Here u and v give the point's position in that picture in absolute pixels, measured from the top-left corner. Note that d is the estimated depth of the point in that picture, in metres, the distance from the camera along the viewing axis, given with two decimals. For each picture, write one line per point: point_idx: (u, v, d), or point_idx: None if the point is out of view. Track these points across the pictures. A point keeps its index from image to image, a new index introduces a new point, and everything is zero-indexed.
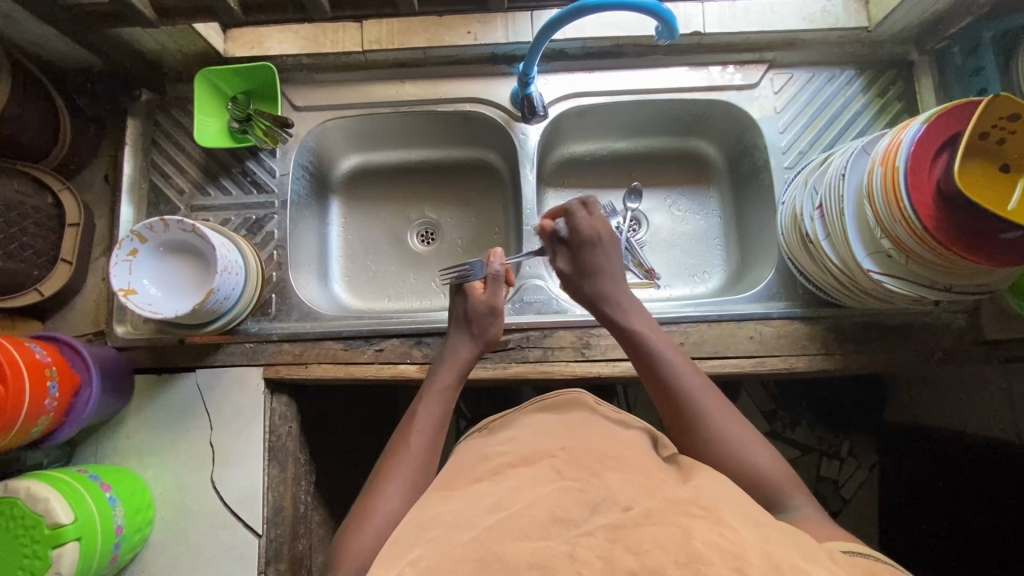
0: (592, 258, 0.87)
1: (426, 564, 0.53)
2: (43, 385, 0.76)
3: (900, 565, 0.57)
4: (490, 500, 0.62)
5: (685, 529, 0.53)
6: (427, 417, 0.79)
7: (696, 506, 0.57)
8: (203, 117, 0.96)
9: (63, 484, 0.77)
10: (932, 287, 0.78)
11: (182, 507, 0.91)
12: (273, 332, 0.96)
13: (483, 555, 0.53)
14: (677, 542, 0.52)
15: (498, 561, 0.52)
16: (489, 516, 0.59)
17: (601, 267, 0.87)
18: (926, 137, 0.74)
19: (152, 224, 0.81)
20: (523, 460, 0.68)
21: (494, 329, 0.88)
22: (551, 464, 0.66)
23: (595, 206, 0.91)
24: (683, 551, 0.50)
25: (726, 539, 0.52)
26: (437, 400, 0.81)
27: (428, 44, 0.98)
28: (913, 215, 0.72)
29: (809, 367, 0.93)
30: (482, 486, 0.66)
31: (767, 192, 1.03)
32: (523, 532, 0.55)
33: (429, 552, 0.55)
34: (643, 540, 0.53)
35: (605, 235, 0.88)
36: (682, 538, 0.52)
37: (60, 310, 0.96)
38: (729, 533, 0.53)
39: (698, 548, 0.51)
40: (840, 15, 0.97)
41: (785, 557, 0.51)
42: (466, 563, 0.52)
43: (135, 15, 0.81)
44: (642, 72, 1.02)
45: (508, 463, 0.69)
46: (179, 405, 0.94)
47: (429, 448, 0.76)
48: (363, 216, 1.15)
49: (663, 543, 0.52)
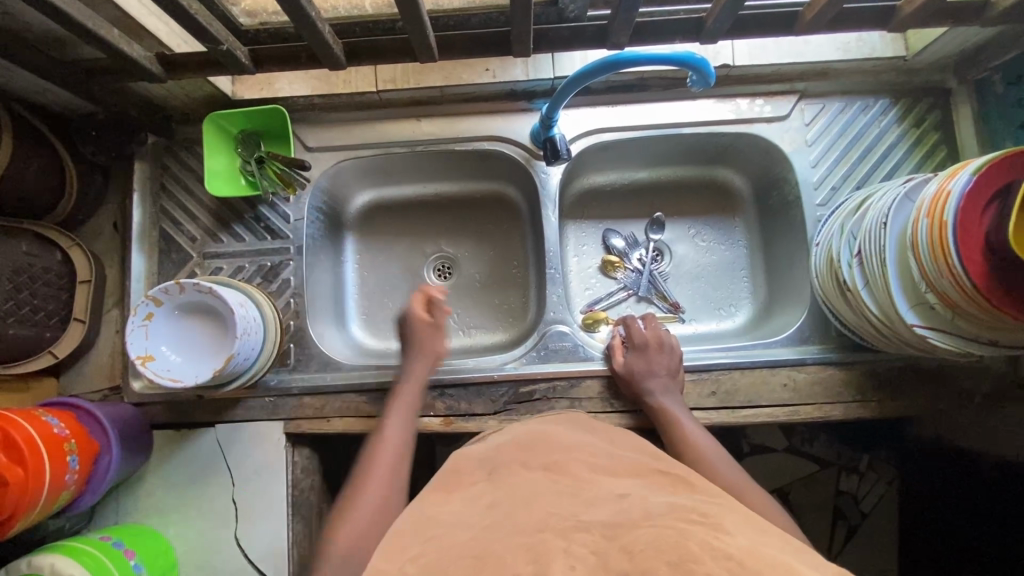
0: (643, 364, 0.89)
1: (424, 560, 0.55)
2: (62, 459, 0.74)
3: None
4: (486, 502, 0.64)
5: (682, 534, 0.52)
6: (401, 414, 0.84)
7: (695, 513, 0.56)
8: (212, 158, 0.93)
9: (86, 557, 0.76)
10: (977, 340, 0.75)
11: (208, 565, 0.90)
12: (293, 385, 0.93)
13: (480, 552, 0.55)
14: (672, 544, 0.51)
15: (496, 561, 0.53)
16: (485, 516, 0.61)
17: (658, 374, 0.88)
18: (975, 190, 0.70)
19: (168, 287, 0.78)
20: (519, 465, 0.69)
21: (442, 340, 0.93)
22: (549, 476, 0.67)
23: (649, 320, 0.97)
24: (675, 550, 0.49)
25: (718, 540, 0.51)
26: (399, 416, 0.84)
27: (445, 82, 0.94)
28: (962, 273, 0.68)
29: (844, 415, 0.90)
30: (479, 488, 0.67)
31: (797, 228, 1.00)
32: (522, 529, 0.57)
33: (428, 551, 0.57)
34: (639, 542, 0.52)
35: (665, 341, 0.93)
36: (678, 539, 0.51)
37: (74, 365, 0.94)
38: (724, 536, 0.52)
39: (690, 548, 0.50)
40: (877, 45, 0.93)
41: (777, 557, 0.49)
42: (464, 560, 0.54)
43: (142, 72, 0.76)
44: (669, 106, 0.98)
45: (507, 468, 0.69)
46: (200, 460, 0.92)
47: (400, 446, 0.81)
48: (379, 252, 1.12)
49: (659, 545, 0.51)
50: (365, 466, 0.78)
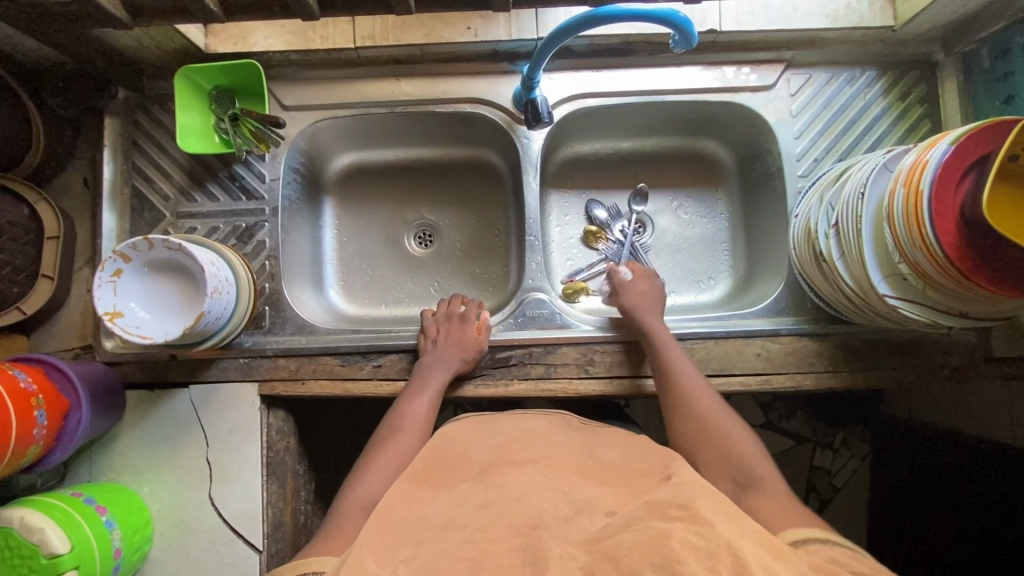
0: (639, 300, 0.93)
1: (416, 561, 0.58)
2: (29, 413, 0.73)
3: (848, 544, 0.61)
4: (478, 500, 0.67)
5: (662, 530, 0.56)
6: (420, 410, 0.86)
7: (674, 507, 0.59)
8: (184, 114, 0.90)
9: (57, 512, 0.76)
10: (946, 312, 0.76)
11: (182, 524, 0.90)
12: (267, 346, 0.93)
13: (476, 554, 0.58)
14: (654, 543, 0.55)
15: (489, 562, 0.56)
16: (477, 516, 0.64)
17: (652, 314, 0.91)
18: (953, 159, 0.70)
19: (136, 243, 0.77)
20: (508, 460, 0.74)
21: (479, 334, 0.92)
22: (537, 470, 0.71)
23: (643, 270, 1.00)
24: (659, 552, 0.53)
25: (700, 536, 0.55)
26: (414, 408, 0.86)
27: (425, 40, 0.91)
28: (935, 243, 0.69)
29: (815, 385, 0.91)
30: (467, 487, 0.71)
31: (778, 201, 0.99)
32: (514, 528, 0.61)
33: (416, 550, 0.60)
34: (622, 546, 0.56)
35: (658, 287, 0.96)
36: (660, 538, 0.55)
37: (43, 324, 0.93)
38: (705, 529, 0.55)
39: (673, 547, 0.54)
40: (866, 13, 0.91)
41: (750, 552, 0.53)
42: (460, 563, 0.56)
43: (107, 18, 0.73)
44: (654, 72, 0.96)
45: (494, 466, 0.73)
46: (173, 420, 0.92)
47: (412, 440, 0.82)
48: (358, 217, 1.10)
49: (639, 546, 0.55)
50: (371, 457, 0.80)
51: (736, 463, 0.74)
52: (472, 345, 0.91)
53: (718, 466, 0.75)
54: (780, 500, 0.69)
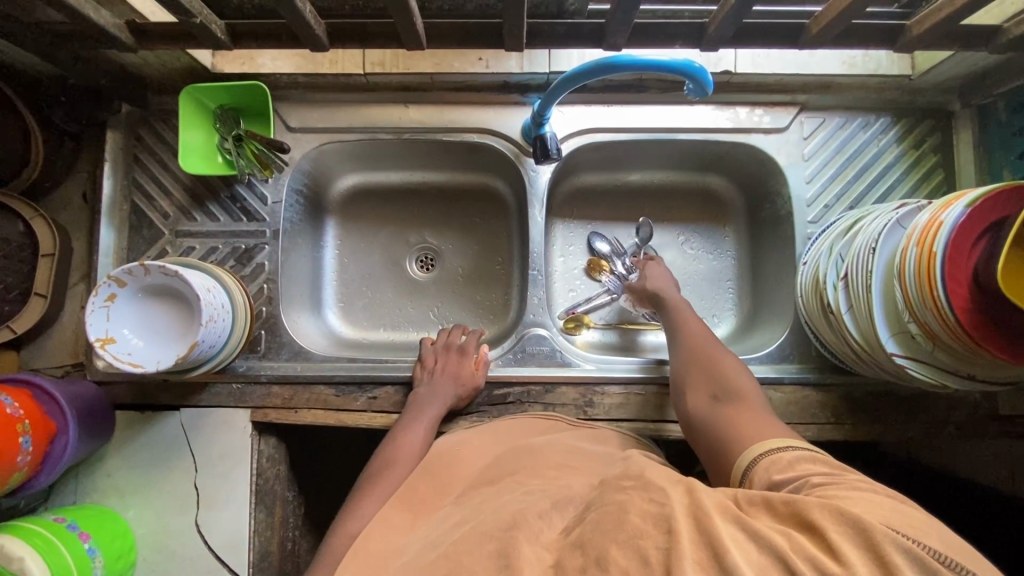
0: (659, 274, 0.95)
1: None
2: (13, 439, 0.71)
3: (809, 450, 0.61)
4: (451, 519, 0.66)
5: (620, 505, 0.52)
6: (412, 443, 0.83)
7: (625, 482, 0.56)
8: (188, 133, 0.88)
9: (38, 539, 0.74)
10: (954, 374, 0.74)
11: (166, 549, 0.88)
12: (261, 372, 0.91)
13: (450, 566, 0.54)
14: (615, 521, 0.50)
15: (461, 569, 0.53)
16: (451, 533, 0.62)
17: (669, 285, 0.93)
18: (969, 222, 0.68)
19: (131, 268, 0.75)
20: (486, 480, 0.74)
21: (476, 371, 0.91)
22: (513, 480, 0.71)
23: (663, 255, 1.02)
24: (620, 528, 0.49)
25: (655, 503, 0.51)
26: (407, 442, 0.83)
27: (435, 69, 0.90)
28: (946, 307, 0.67)
29: (818, 436, 0.90)
30: (445, 511, 0.71)
31: (786, 244, 0.98)
32: (487, 535, 0.57)
33: None
34: (587, 531, 0.52)
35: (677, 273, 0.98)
36: (618, 514, 0.51)
37: (34, 340, 0.91)
38: (658, 495, 0.52)
39: (633, 521, 0.49)
40: (883, 61, 0.90)
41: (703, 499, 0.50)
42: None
43: (110, 40, 0.73)
44: (665, 109, 0.95)
45: (476, 487, 0.74)
46: (161, 444, 0.90)
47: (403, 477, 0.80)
48: (360, 239, 1.09)
49: (602, 526, 0.50)
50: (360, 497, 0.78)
51: (721, 378, 0.76)
52: (469, 380, 0.89)
53: (705, 383, 0.76)
54: (759, 414, 0.71)
